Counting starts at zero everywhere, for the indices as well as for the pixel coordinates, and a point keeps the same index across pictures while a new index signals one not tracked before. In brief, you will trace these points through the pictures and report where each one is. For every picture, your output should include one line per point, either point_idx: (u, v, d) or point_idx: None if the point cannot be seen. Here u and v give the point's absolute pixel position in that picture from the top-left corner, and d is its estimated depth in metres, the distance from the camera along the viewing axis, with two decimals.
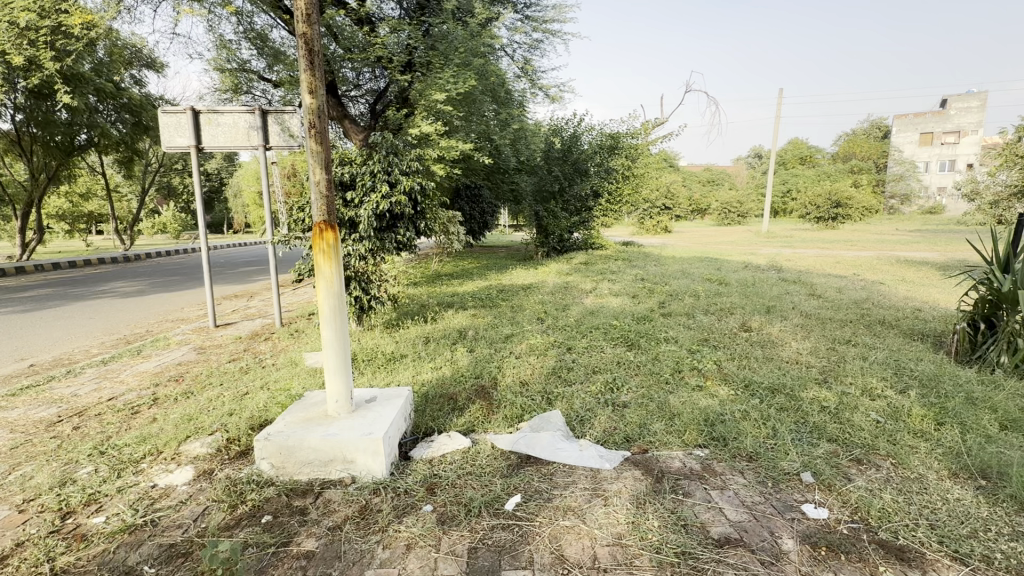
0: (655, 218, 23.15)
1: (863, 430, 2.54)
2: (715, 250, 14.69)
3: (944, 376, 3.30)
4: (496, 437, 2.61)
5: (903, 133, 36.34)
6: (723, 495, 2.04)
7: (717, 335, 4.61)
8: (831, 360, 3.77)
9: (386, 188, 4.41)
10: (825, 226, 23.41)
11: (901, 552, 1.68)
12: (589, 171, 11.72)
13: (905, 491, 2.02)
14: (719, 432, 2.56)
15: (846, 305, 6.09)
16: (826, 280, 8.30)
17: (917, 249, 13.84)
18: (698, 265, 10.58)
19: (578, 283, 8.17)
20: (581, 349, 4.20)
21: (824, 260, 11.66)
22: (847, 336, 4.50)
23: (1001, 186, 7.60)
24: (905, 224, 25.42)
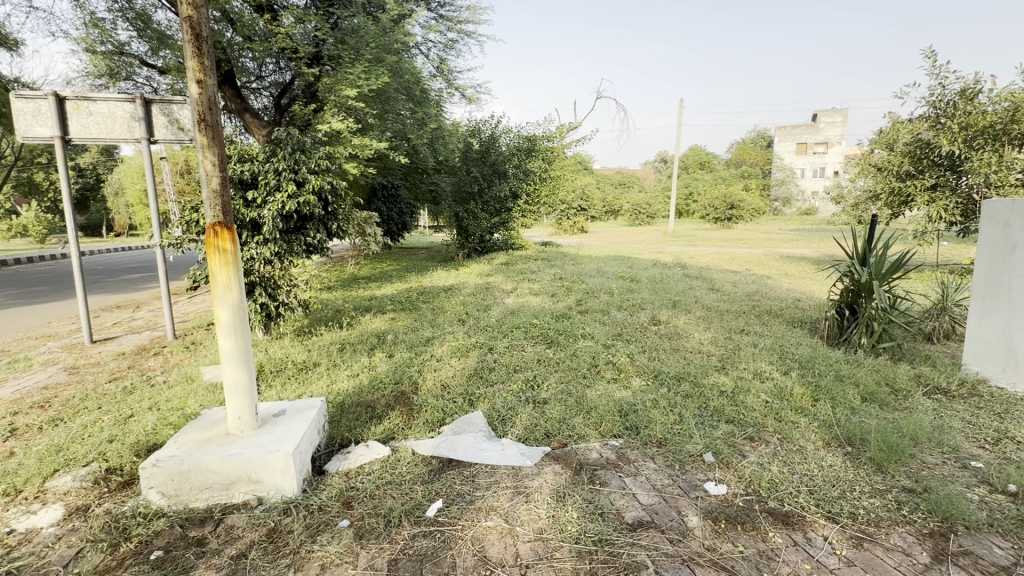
0: (572, 218, 24.03)
1: (754, 410, 2.82)
2: (628, 249, 15.54)
3: (818, 358, 3.75)
4: (417, 443, 2.56)
5: (783, 143, 40.80)
6: (636, 481, 2.15)
7: (630, 329, 4.88)
8: (727, 348, 4.14)
9: (293, 188, 4.14)
10: (722, 226, 25.62)
11: (786, 518, 1.88)
12: (508, 172, 11.86)
13: (789, 463, 2.27)
14: (632, 422, 2.71)
15: (740, 297, 6.71)
16: (723, 275, 9.10)
17: (796, 246, 15.60)
18: (613, 263, 11.13)
19: (499, 283, 8.23)
20: (503, 348, 4.24)
21: (722, 256, 12.79)
22: (741, 326, 4.96)
23: (860, 190, 8.77)
24: (787, 224, 28.60)
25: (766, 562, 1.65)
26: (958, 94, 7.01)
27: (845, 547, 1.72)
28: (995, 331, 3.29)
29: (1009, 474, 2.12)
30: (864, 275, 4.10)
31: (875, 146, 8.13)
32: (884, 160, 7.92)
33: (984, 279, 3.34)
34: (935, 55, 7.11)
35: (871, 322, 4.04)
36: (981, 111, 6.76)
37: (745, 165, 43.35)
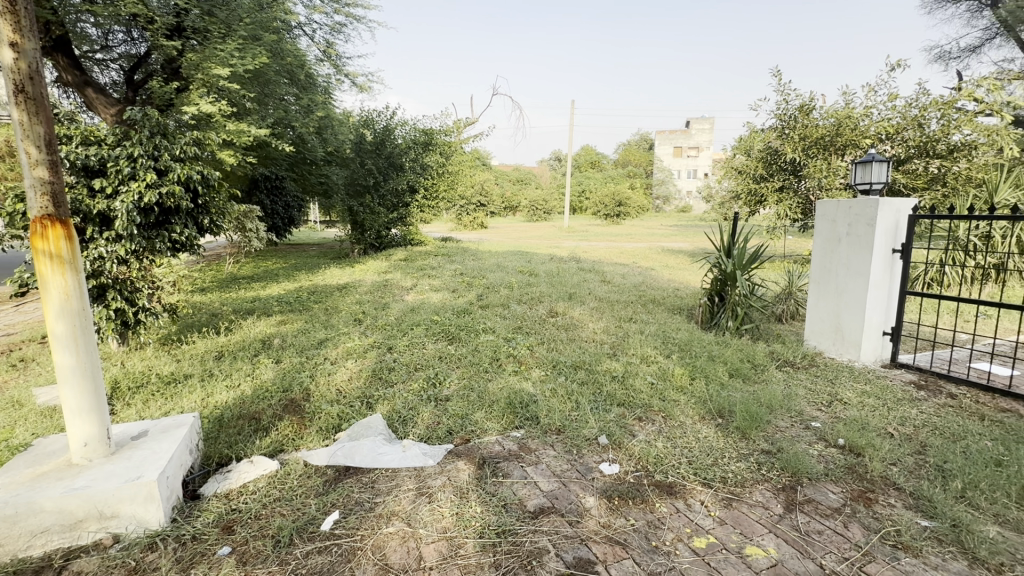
0: (472, 214, 24.15)
1: (642, 391, 3.05)
2: (527, 244, 15.96)
3: (694, 341, 4.17)
4: (310, 454, 2.38)
5: (662, 146, 44.59)
6: (537, 469, 2.22)
7: (529, 322, 5.02)
8: (618, 336, 4.44)
9: (153, 176, 3.61)
10: (612, 222, 27.35)
11: (670, 488, 2.07)
12: (404, 166, 11.53)
13: (671, 438, 2.49)
14: (532, 412, 2.78)
15: (627, 288, 7.23)
16: (613, 268, 9.73)
17: (674, 240, 17.17)
18: (512, 258, 11.38)
19: (398, 280, 7.99)
20: (402, 347, 4.11)
21: (612, 251, 13.67)
22: (629, 315, 5.35)
23: (724, 190, 9.90)
24: (667, 220, 31.37)
25: (654, 531, 1.79)
26: (798, 109, 8.18)
27: (718, 508, 1.93)
28: (827, 310, 3.91)
29: (839, 430, 2.52)
30: (729, 266, 4.63)
31: (736, 151, 9.22)
32: (743, 164, 9.00)
33: (819, 266, 3.94)
34: (781, 75, 8.22)
35: (736, 307, 4.58)
36: (814, 125, 7.96)
37: (631, 165, 46.76)
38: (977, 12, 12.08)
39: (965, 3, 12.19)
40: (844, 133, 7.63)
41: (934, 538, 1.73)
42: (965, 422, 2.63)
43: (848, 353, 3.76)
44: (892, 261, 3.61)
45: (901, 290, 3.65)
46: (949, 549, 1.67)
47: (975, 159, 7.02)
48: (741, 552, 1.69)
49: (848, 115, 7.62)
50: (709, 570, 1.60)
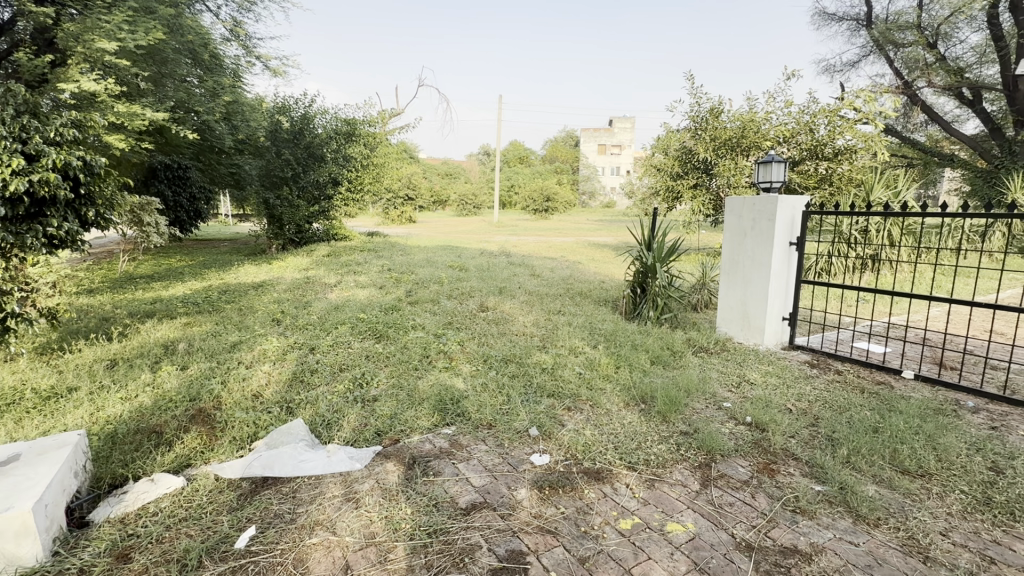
0: (399, 208, 23.54)
1: (570, 382, 3.14)
2: (457, 239, 15.82)
3: (619, 331, 4.35)
4: (222, 467, 2.20)
5: (587, 144, 46.01)
6: (468, 465, 2.21)
7: (460, 317, 4.98)
8: (547, 329, 4.53)
9: (20, 161, 3.08)
10: (540, 217, 27.81)
11: (597, 474, 2.14)
12: (325, 156, 10.87)
13: (598, 425, 2.58)
14: (463, 408, 2.76)
15: (556, 282, 7.40)
16: (542, 262, 9.91)
17: (599, 235, 17.81)
18: (442, 252, 11.24)
19: (321, 277, 7.60)
20: (325, 347, 3.92)
21: (541, 245, 13.91)
22: (558, 307, 5.48)
23: (644, 187, 10.41)
24: (593, 216, 32.48)
25: (583, 517, 1.85)
26: (709, 112, 8.75)
27: (642, 490, 2.02)
28: (735, 299, 4.23)
29: (747, 409, 2.74)
30: (650, 259, 4.87)
31: (654, 150, 9.71)
32: (661, 162, 9.51)
33: (728, 258, 4.25)
34: (693, 79, 8.74)
35: (657, 298, 4.84)
36: (723, 127, 8.57)
37: (558, 161, 47.85)
38: (855, 30, 13.59)
39: (846, 22, 13.66)
40: (748, 135, 8.29)
41: (826, 500, 1.94)
42: (849, 395, 2.96)
43: (754, 338, 4.09)
44: (789, 253, 3.98)
45: (796, 279, 4.03)
46: (838, 509, 1.88)
47: (855, 162, 7.92)
48: (663, 530, 1.78)
49: (752, 118, 8.28)
50: (635, 549, 1.68)
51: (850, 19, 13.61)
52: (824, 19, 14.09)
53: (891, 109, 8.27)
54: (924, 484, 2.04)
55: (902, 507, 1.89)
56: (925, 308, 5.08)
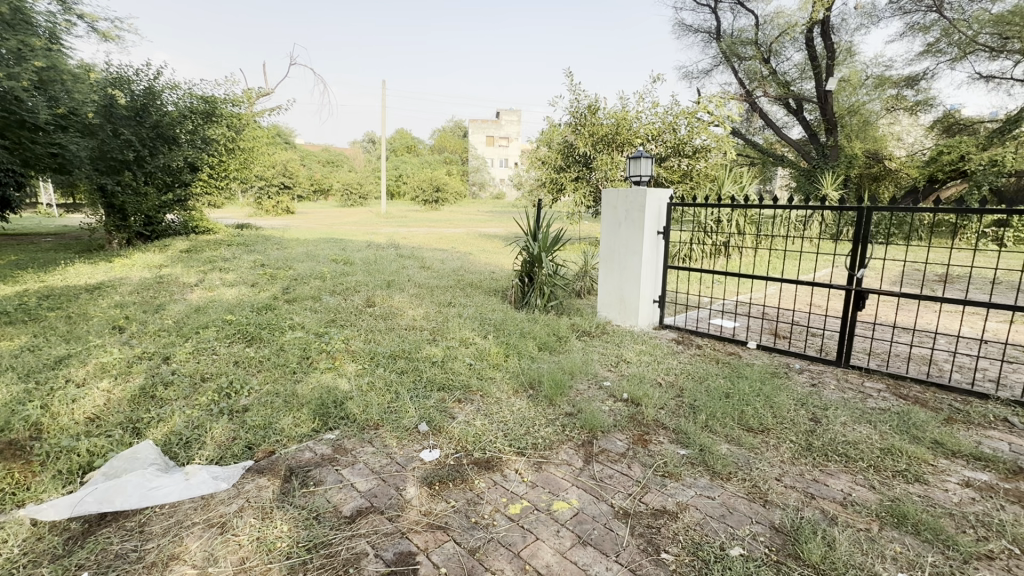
0: (274, 198, 21.56)
1: (460, 373, 3.13)
2: (342, 231, 14.93)
3: (508, 320, 4.45)
4: (42, 508, 1.82)
5: (476, 135, 46.10)
6: (353, 470, 2.09)
7: (344, 314, 4.71)
8: (437, 321, 4.47)
9: None
10: (431, 208, 27.29)
11: (488, 463, 2.15)
12: (179, 138, 9.66)
13: (489, 414, 2.61)
14: (347, 410, 2.61)
15: (446, 273, 7.34)
16: (432, 254, 9.75)
17: (490, 226, 17.98)
18: (324, 245, 10.52)
19: (178, 276, 6.69)
20: (183, 355, 3.44)
21: (431, 236, 13.68)
22: (449, 299, 5.44)
23: (531, 179, 10.72)
24: (484, 207, 32.71)
25: (473, 507, 1.85)
26: (587, 108, 9.25)
27: (530, 473, 2.08)
28: (613, 285, 4.54)
29: (625, 386, 2.96)
30: (536, 248, 5.03)
31: (539, 143, 10.04)
32: (545, 155, 9.85)
33: (606, 246, 4.54)
34: (571, 75, 9.17)
35: (543, 286, 5.02)
36: (600, 123, 9.12)
37: (447, 152, 47.39)
38: (708, 42, 15.26)
39: (701, 34, 15.27)
40: (621, 133, 8.93)
41: (689, 462, 2.16)
42: (707, 366, 3.35)
43: (629, 320, 4.44)
44: (657, 241, 4.36)
45: (663, 265, 4.44)
46: (698, 469, 2.11)
47: (710, 160, 8.93)
48: (550, 509, 1.85)
49: (624, 117, 8.93)
50: (524, 532, 1.72)
51: (704, 32, 15.24)
52: (682, 30, 15.64)
53: (737, 114, 9.46)
54: (765, 438, 2.38)
55: (748, 460, 2.18)
56: (764, 286, 5.94)
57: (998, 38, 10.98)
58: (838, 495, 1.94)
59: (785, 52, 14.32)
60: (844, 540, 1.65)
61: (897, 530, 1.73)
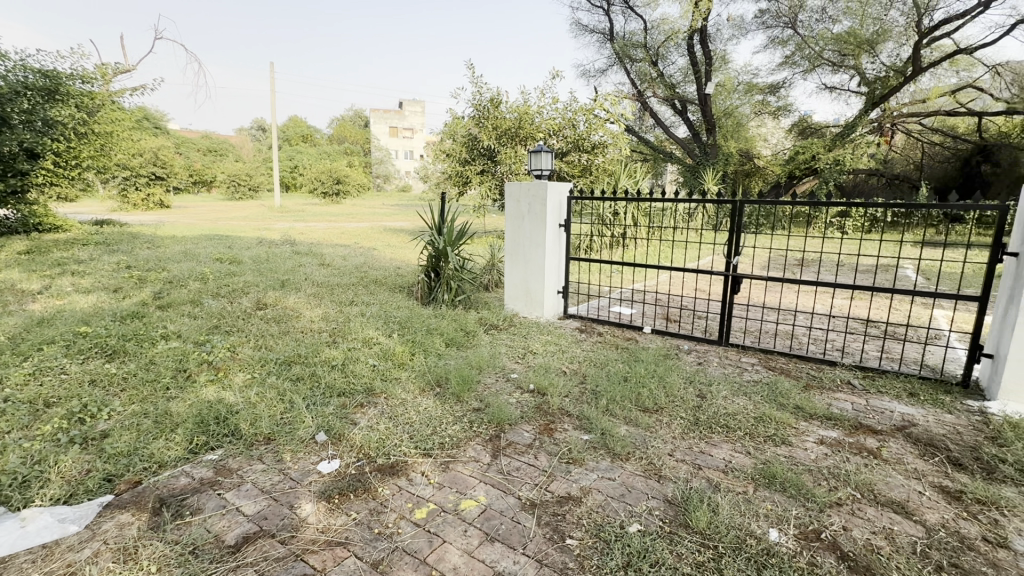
0: (143, 189, 18.97)
1: (362, 376, 2.97)
2: (227, 226, 13.54)
3: (414, 317, 4.32)
4: None
5: (378, 125, 44.25)
6: (240, 492, 1.90)
7: (230, 318, 4.27)
8: (338, 322, 4.22)
9: None
10: (331, 201, 25.68)
11: (392, 468, 2.06)
12: (9, 119, 8.06)
13: (393, 417, 2.50)
14: (232, 425, 2.36)
15: (348, 270, 6.96)
16: (332, 250, 9.19)
17: (394, 220, 17.38)
18: (206, 243, 9.47)
19: (13, 282, 5.60)
20: (19, 378, 2.88)
21: (332, 231, 12.91)
22: (350, 298, 5.16)
23: (436, 171, 10.52)
24: (389, 200, 31.56)
25: (376, 517, 1.76)
26: (490, 101, 9.26)
27: (436, 475, 2.03)
28: (518, 277, 4.59)
29: (531, 377, 3.01)
30: (441, 243, 4.93)
31: (443, 135, 9.86)
32: (450, 148, 9.71)
33: (510, 239, 4.57)
34: (473, 67, 9.10)
35: (450, 281, 4.95)
36: (503, 117, 9.18)
37: (347, 142, 45.02)
38: (602, 43, 15.99)
39: (596, 35, 15.94)
40: (524, 126, 9.07)
41: (592, 447, 2.25)
42: (607, 352, 3.52)
43: (535, 312, 4.54)
44: (559, 233, 4.49)
45: (566, 257, 4.58)
46: (600, 452, 2.20)
47: (607, 155, 9.37)
48: (456, 509, 1.82)
49: (526, 111, 9.07)
50: (430, 537, 1.67)
51: (598, 33, 15.93)
52: (579, 29, 16.23)
53: (630, 113, 10.03)
54: (658, 417, 2.55)
55: (644, 439, 2.31)
56: (657, 274, 6.38)
57: (838, 54, 12.85)
58: (721, 463, 2.13)
59: (671, 56, 15.45)
60: (725, 505, 1.81)
61: (768, 489, 1.94)
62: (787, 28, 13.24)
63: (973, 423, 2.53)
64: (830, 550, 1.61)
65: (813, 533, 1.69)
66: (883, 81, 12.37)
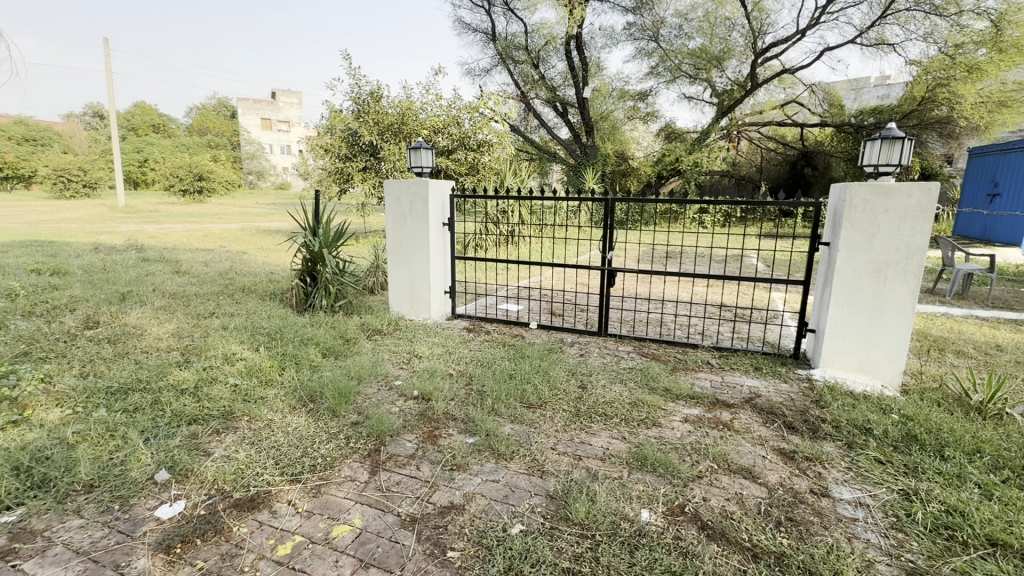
0: None
1: (219, 398, 2.61)
2: (51, 231, 11.30)
3: (287, 326, 3.94)
4: None
5: (247, 116, 40.12)
6: (45, 560, 1.54)
7: (47, 342, 3.52)
8: (192, 338, 3.69)
9: None
10: (192, 200, 22.67)
11: (251, 503, 1.82)
12: None
13: (256, 441, 2.23)
14: (39, 476, 1.92)
15: (210, 278, 6.17)
16: (192, 256, 8.09)
17: (270, 220, 15.86)
18: (18, 251, 7.81)
19: None
20: None
21: (191, 234, 11.40)
22: (210, 309, 4.57)
23: (314, 167, 9.79)
24: (265, 198, 28.83)
25: (229, 563, 1.54)
26: (370, 95, 8.84)
27: (306, 502, 1.84)
28: (402, 279, 4.42)
29: (414, 383, 2.89)
30: (316, 245, 4.56)
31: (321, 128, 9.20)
32: (328, 143, 9.11)
33: (392, 239, 4.38)
34: (349, 58, 8.60)
35: (329, 285, 4.60)
36: (384, 112, 8.81)
37: (211, 134, 40.25)
38: (485, 43, 16.14)
39: (479, 34, 16.06)
40: (407, 123, 8.80)
41: (476, 450, 2.20)
42: (494, 350, 3.52)
43: (422, 313, 4.40)
44: (442, 232, 4.40)
45: (451, 256, 4.51)
46: (484, 455, 2.16)
47: (493, 154, 9.45)
48: (327, 538, 1.65)
49: (409, 107, 8.81)
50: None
51: (481, 32, 16.06)
52: (462, 27, 16.20)
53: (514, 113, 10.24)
54: (542, 412, 2.59)
55: (528, 436, 2.33)
56: (542, 270, 6.58)
57: (693, 67, 14.35)
58: (599, 452, 2.22)
59: (550, 60, 16.06)
60: (602, 492, 1.88)
61: (641, 471, 2.06)
62: (651, 41, 14.50)
63: (801, 390, 2.95)
64: (693, 521, 1.75)
65: (679, 508, 1.82)
66: (728, 93, 14.09)
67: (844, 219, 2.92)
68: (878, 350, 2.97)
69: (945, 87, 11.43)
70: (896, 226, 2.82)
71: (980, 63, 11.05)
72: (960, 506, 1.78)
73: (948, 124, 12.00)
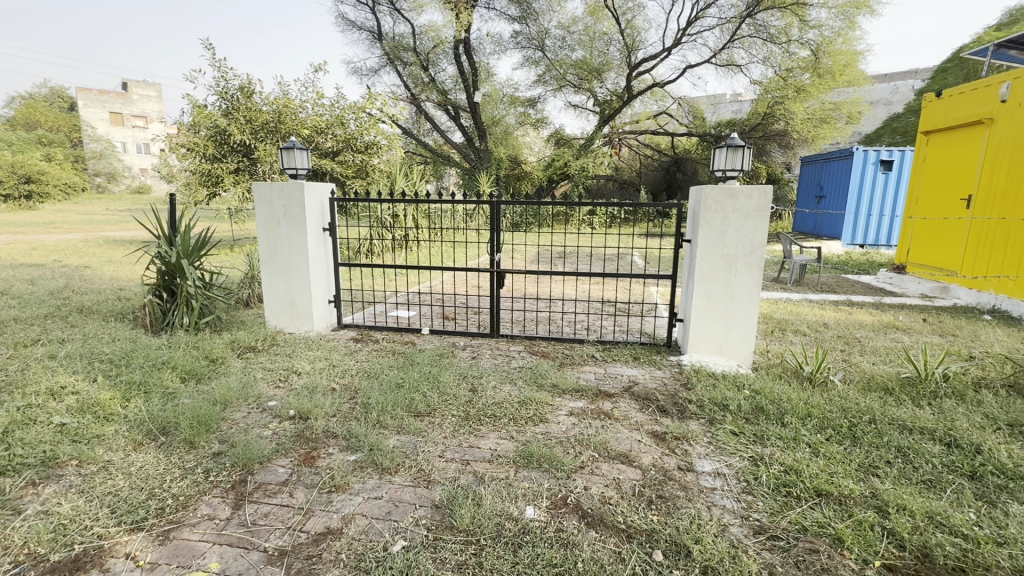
0: None
1: (38, 443, 2.17)
2: None
3: (138, 350, 3.42)
4: None
5: (91, 109, 34.53)
6: None
7: None
8: (5, 372, 3.05)
9: None
10: (18, 208, 18.95)
11: (74, 564, 1.53)
12: None
13: (87, 489, 1.89)
14: None
15: (37, 299, 5.18)
16: (13, 273, 6.73)
17: (123, 229, 13.80)
18: None
19: None
20: None
21: (13, 247, 9.49)
22: (34, 336, 3.82)
23: (175, 168, 8.69)
24: (116, 204, 24.97)
25: None
26: (239, 90, 8.06)
27: (149, 552, 1.59)
28: (280, 289, 4.08)
29: (291, 402, 2.66)
30: (173, 256, 4.02)
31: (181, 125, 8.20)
32: (191, 141, 8.15)
33: (266, 247, 4.02)
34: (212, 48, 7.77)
35: (191, 301, 4.08)
36: (258, 109, 8.11)
37: (41, 128, 34.04)
38: (372, 41, 15.60)
39: (364, 32, 15.48)
40: (285, 121, 8.16)
41: (358, 467, 2.08)
42: (382, 360, 3.38)
43: (304, 325, 4.09)
44: (323, 238, 4.13)
45: (334, 263, 4.25)
46: (367, 471, 2.05)
47: (383, 156, 9.13)
48: None
49: (287, 104, 8.19)
50: None
51: (367, 31, 15.50)
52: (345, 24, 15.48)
53: (403, 114, 9.99)
54: (430, 419, 2.52)
55: (414, 446, 2.25)
56: (436, 275, 6.49)
57: (577, 78, 15.18)
58: (487, 454, 2.21)
59: (440, 63, 15.96)
60: (488, 495, 1.87)
61: (527, 468, 2.09)
62: (538, 50, 15.05)
63: (672, 375, 3.22)
64: (574, 512, 1.81)
65: (562, 500, 1.87)
66: (609, 103, 15.10)
67: (702, 218, 3.24)
68: (734, 333, 3.35)
69: (781, 104, 13.37)
70: (742, 224, 3.19)
71: (806, 85, 13.06)
72: (795, 465, 2.05)
73: (785, 136, 14.04)
